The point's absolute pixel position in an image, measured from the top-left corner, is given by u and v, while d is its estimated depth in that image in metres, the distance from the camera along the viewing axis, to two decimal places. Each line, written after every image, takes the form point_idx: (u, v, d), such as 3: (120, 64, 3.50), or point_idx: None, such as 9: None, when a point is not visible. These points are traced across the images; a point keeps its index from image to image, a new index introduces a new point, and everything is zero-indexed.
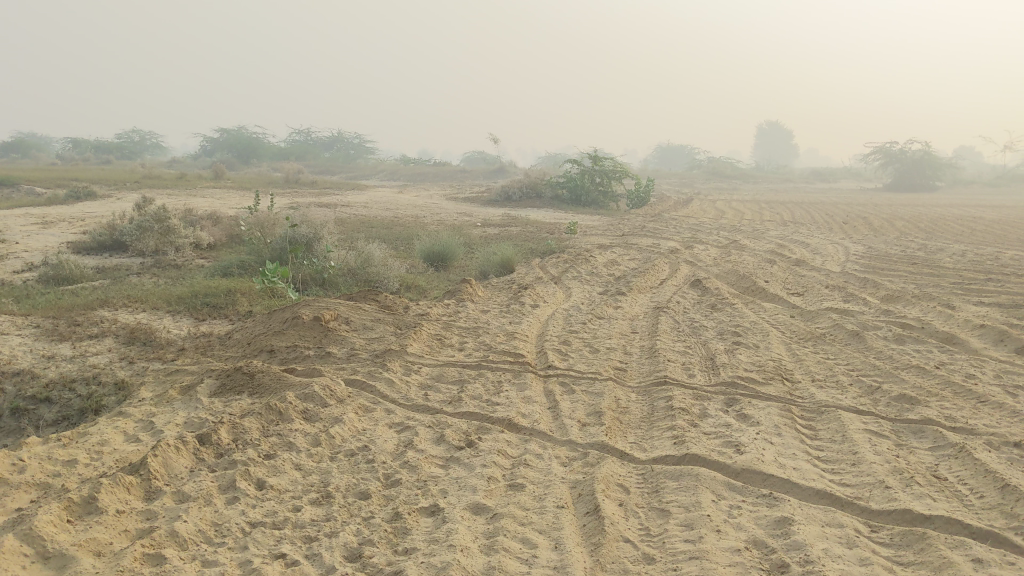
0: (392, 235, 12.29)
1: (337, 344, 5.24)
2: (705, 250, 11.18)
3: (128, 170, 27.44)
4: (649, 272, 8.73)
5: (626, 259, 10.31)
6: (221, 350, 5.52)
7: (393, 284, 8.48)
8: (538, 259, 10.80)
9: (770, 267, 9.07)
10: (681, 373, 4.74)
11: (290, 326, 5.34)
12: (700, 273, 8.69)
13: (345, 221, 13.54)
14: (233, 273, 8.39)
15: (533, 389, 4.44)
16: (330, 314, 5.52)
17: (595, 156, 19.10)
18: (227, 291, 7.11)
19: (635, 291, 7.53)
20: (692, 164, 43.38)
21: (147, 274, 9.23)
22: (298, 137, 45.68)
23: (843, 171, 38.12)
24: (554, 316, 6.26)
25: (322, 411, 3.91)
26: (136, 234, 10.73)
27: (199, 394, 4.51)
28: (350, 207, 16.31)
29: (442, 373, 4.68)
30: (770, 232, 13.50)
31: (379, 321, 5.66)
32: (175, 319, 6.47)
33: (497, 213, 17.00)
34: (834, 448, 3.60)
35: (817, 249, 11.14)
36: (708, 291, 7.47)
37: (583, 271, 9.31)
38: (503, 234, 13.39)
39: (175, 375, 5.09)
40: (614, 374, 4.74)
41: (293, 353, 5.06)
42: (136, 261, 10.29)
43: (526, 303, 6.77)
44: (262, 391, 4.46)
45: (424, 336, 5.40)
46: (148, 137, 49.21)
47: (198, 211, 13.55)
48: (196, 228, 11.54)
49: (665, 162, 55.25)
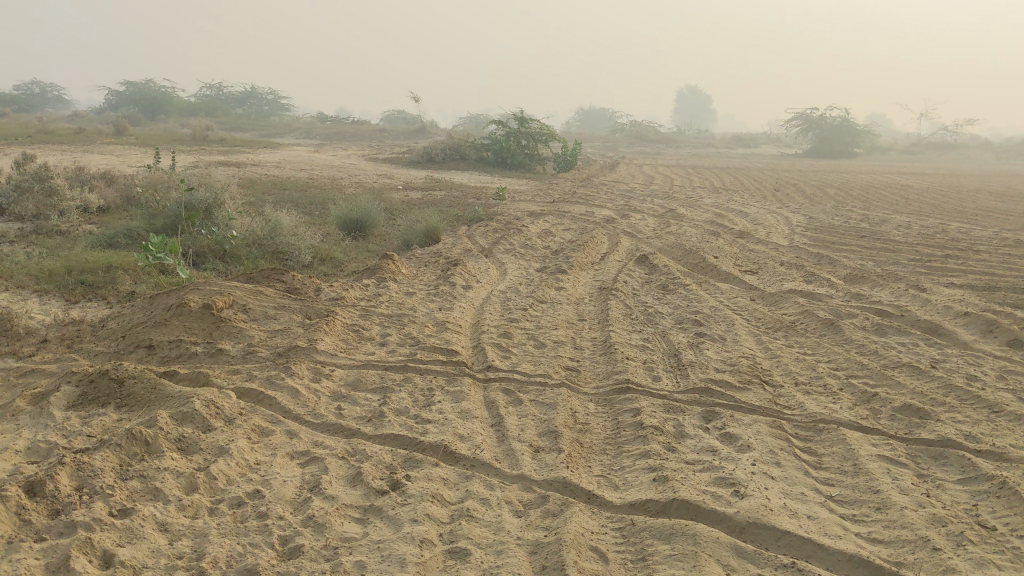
0: (307, 198, 11.31)
1: (233, 339, 4.37)
2: (643, 219, 10.51)
3: (22, 125, 25.65)
4: (588, 246, 7.99)
5: (561, 229, 9.58)
6: (90, 343, 4.59)
7: (305, 257, 7.57)
8: (465, 228, 9.98)
9: (717, 241, 8.42)
10: (644, 376, 4.00)
11: (174, 317, 4.45)
12: (644, 247, 7.99)
13: (254, 182, 12.49)
14: (119, 244, 7.36)
15: (471, 400, 3.65)
16: (224, 301, 4.63)
17: (521, 118, 18.23)
18: (108, 266, 6.11)
19: (576, 268, 6.79)
20: (614, 127, 42.83)
21: (22, 242, 8.14)
22: (209, 92, 43.68)
23: (765, 136, 37.98)
24: (490, 300, 5.47)
25: (203, 438, 3.06)
26: (13, 196, 9.55)
27: (51, 408, 3.60)
28: (262, 167, 15.16)
29: (360, 378, 3.85)
30: (705, 201, 12.89)
31: (284, 308, 4.78)
32: (40, 302, 5.47)
33: (419, 175, 16.06)
34: (849, 483, 2.90)
35: (759, 219, 10.56)
36: (657, 268, 6.77)
37: (516, 243, 8.52)
38: (427, 199, 12.51)
39: (29, 376, 4.15)
40: (566, 378, 3.97)
41: (176, 354, 4.17)
42: (13, 226, 9.14)
43: (456, 282, 5.96)
44: (133, 405, 3.58)
45: (338, 328, 4.55)
46: (48, 89, 46.64)
47: (91, 170, 12.29)
48: (84, 188, 10.38)
49: (589, 124, 54.49)
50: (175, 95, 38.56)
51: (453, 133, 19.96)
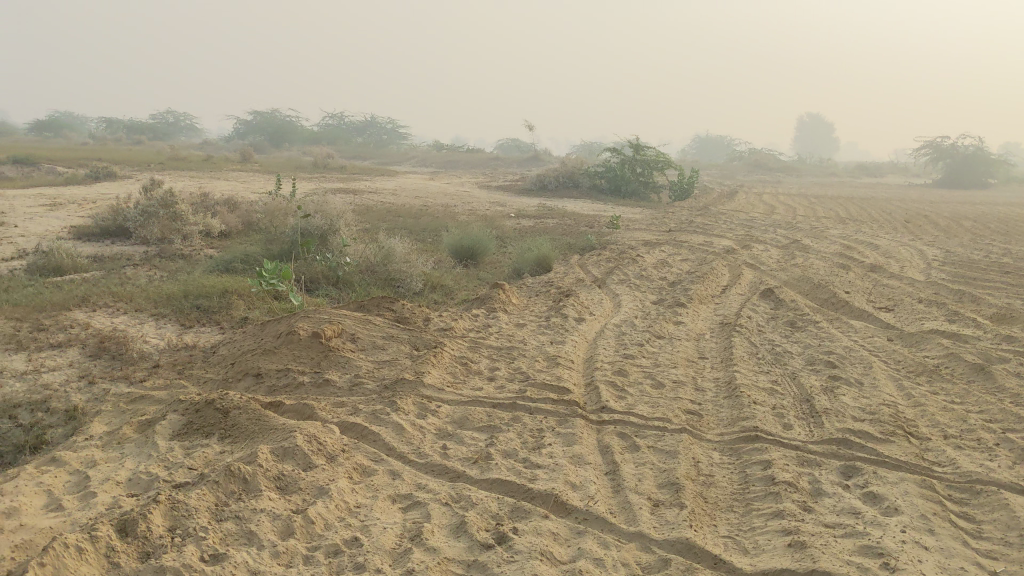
0: (420, 225, 11.31)
1: (340, 368, 4.25)
2: (765, 250, 10.08)
3: (156, 152, 26.90)
4: (707, 277, 7.67)
5: (679, 259, 9.26)
6: (200, 368, 4.55)
7: (416, 284, 7.50)
8: (578, 256, 9.77)
9: (845, 275, 7.96)
10: (773, 426, 3.69)
11: (282, 345, 4.36)
12: (767, 280, 7.62)
13: (370, 209, 12.60)
14: (236, 268, 7.44)
15: (585, 444, 3.41)
16: (333, 330, 4.53)
17: (637, 145, 17.95)
18: (223, 291, 6.14)
19: (695, 301, 6.49)
20: (731, 155, 41.99)
21: (145, 266, 8.35)
22: (331, 121, 44.94)
23: (891, 165, 36.55)
24: (605, 334, 5.23)
25: (303, 476, 2.91)
26: (140, 220, 9.85)
27: (156, 437, 3.54)
28: (378, 194, 15.33)
29: (468, 415, 3.66)
30: (830, 232, 12.33)
31: (392, 339, 4.65)
32: (156, 325, 5.52)
33: (533, 203, 15.95)
34: (1017, 558, 2.53)
35: (890, 252, 9.99)
36: (782, 304, 6.40)
37: (631, 273, 8.26)
38: (540, 227, 12.36)
39: (139, 402, 4.13)
40: (688, 424, 3.69)
41: (282, 383, 4.08)
42: (139, 250, 9.41)
43: (569, 314, 5.74)
44: (237, 436, 3.48)
45: (446, 360, 4.39)
46: (182, 119, 48.88)
47: (215, 196, 12.63)
48: (207, 213, 10.64)
49: (705, 152, 53.68)
50: (299, 124, 39.78)
51: (567, 161, 19.81)
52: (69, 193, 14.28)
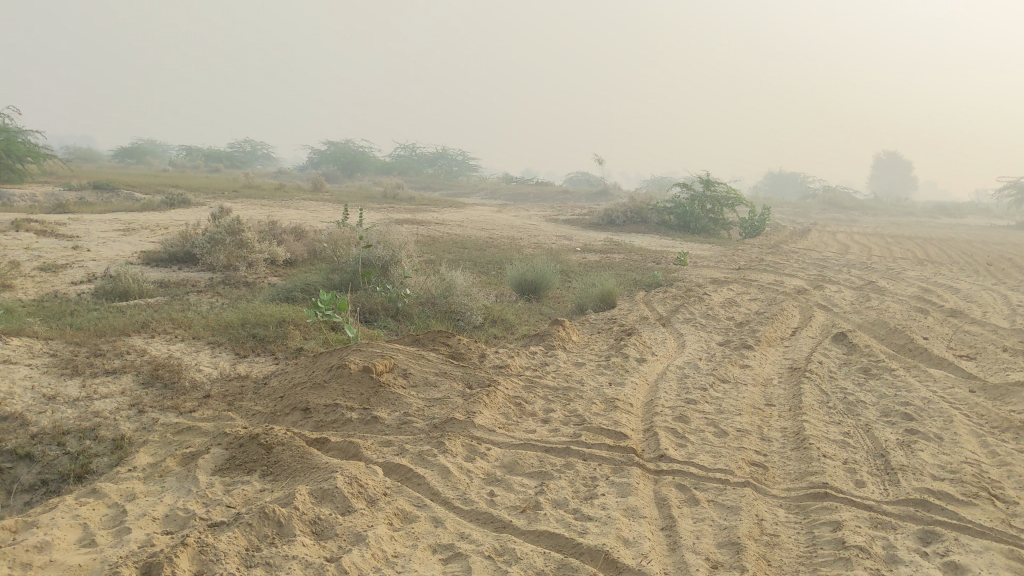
0: (484, 257, 11.23)
1: (390, 405, 4.12)
2: (838, 291, 9.75)
3: (231, 180, 27.47)
4: (777, 319, 7.40)
5: (747, 298, 9.00)
6: (250, 400, 4.48)
7: (476, 318, 7.38)
8: (643, 293, 9.56)
9: (923, 320, 7.61)
10: (844, 483, 3.45)
11: (333, 379, 4.27)
12: (839, 323, 7.32)
13: (435, 240, 12.58)
14: (297, 297, 7.43)
15: (641, 495, 3.22)
16: (385, 365, 4.41)
17: (707, 181, 17.67)
18: (280, 320, 6.09)
19: (763, 344, 6.23)
20: (804, 193, 41.28)
21: (209, 293, 8.40)
22: (403, 152, 45.48)
23: (972, 205, 35.50)
24: (667, 377, 5.02)
25: (340, 521, 2.78)
26: (207, 247, 9.94)
27: (198, 472, 3.45)
28: (444, 225, 15.32)
29: (519, 459, 3.50)
30: (907, 273, 11.91)
31: (445, 375, 4.52)
32: (211, 354, 5.48)
33: (600, 237, 15.78)
34: None
35: (971, 296, 9.56)
36: (856, 348, 6.11)
37: (697, 312, 8.03)
38: (606, 262, 12.18)
39: (186, 433, 4.07)
40: (752, 477, 3.47)
41: (330, 419, 3.97)
42: (204, 276, 9.49)
43: (630, 353, 5.55)
44: (278, 474, 3.37)
45: (500, 399, 4.24)
46: (259, 148, 49.96)
47: (283, 223, 12.75)
48: (273, 241, 10.70)
49: (777, 189, 52.86)
50: (371, 155, 40.31)
51: (635, 196, 19.61)
52: (144, 218, 14.57)
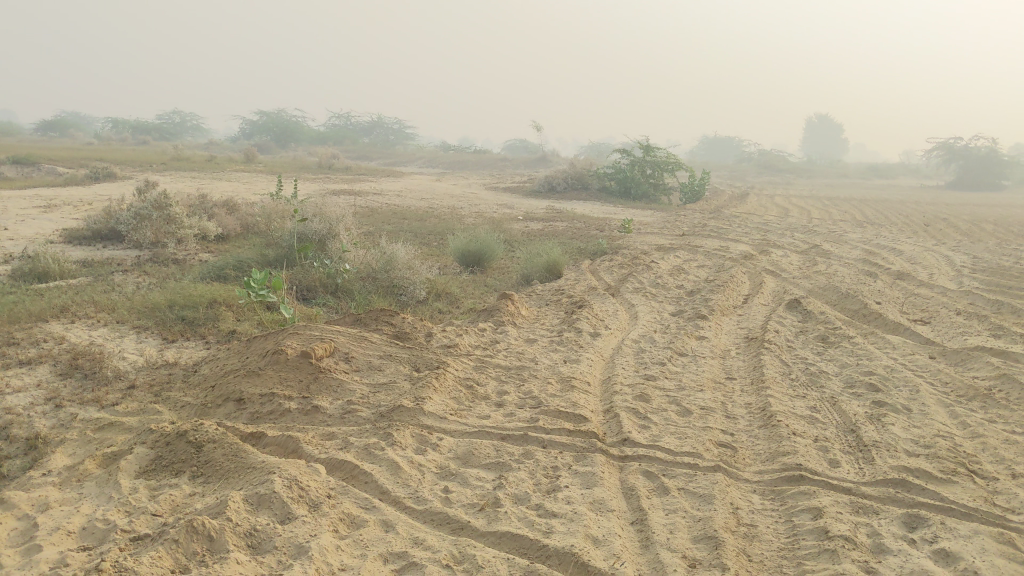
0: (425, 228, 10.91)
1: (331, 393, 3.83)
2: (785, 255, 9.65)
3: (159, 153, 26.61)
4: (728, 286, 7.23)
5: (695, 265, 8.84)
6: (178, 391, 4.15)
7: (419, 292, 7.09)
8: (589, 262, 9.35)
9: (873, 284, 7.52)
10: (818, 464, 3.26)
11: (268, 366, 3.96)
12: (791, 289, 7.19)
13: (373, 212, 12.21)
14: (229, 275, 7.04)
15: (607, 486, 2.99)
16: (324, 349, 4.11)
17: (647, 146, 17.52)
18: (212, 301, 5.72)
19: (717, 313, 6.06)
20: (740, 157, 41.55)
21: (135, 273, 7.95)
22: (338, 122, 44.62)
23: (903, 166, 36.01)
24: (622, 352, 4.80)
25: (280, 531, 2.50)
26: (133, 223, 9.45)
27: (120, 475, 3.13)
28: (382, 196, 14.92)
29: (473, 450, 3.24)
30: (850, 236, 11.89)
31: (390, 358, 4.23)
32: (136, 340, 5.10)
33: (541, 205, 15.54)
34: None
35: (915, 258, 9.54)
36: (811, 315, 5.98)
37: (646, 281, 7.84)
38: (549, 230, 11.95)
39: (109, 429, 3.73)
40: (721, 461, 3.27)
41: (266, 411, 3.67)
42: (131, 255, 9.02)
43: (583, 327, 5.32)
44: (210, 476, 3.07)
45: (450, 383, 3.97)
46: (188, 119, 48.64)
47: (213, 197, 12.24)
48: (203, 216, 10.23)
49: (714, 153, 53.14)
50: (304, 125, 39.43)
51: (575, 162, 19.38)
52: (65, 194, 13.92)
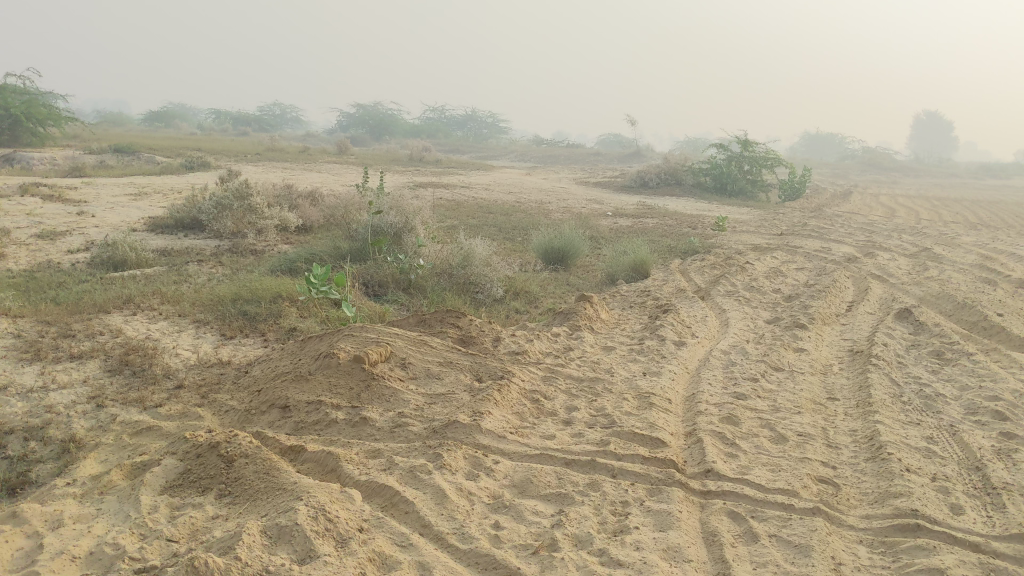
0: (510, 223, 10.56)
1: (383, 403, 3.49)
2: (892, 259, 8.97)
3: (257, 143, 26.92)
4: (830, 291, 6.67)
5: (794, 268, 8.26)
6: (225, 394, 3.87)
7: (496, 291, 6.74)
8: (679, 261, 8.86)
9: (992, 293, 6.84)
10: (938, 510, 2.76)
11: (318, 370, 3.64)
12: (900, 296, 6.58)
13: (458, 205, 11.92)
14: (301, 267, 6.80)
15: (686, 529, 2.56)
16: (380, 353, 3.77)
17: (745, 142, 16.81)
18: (276, 295, 5.46)
19: (817, 322, 5.53)
20: (843, 154, 40.04)
21: (211, 263, 7.80)
22: (432, 115, 44.75)
23: (1020, 166, 34.04)
24: (710, 365, 4.34)
25: (295, 572, 2.15)
26: (214, 213, 9.34)
27: (142, 490, 2.84)
28: (469, 189, 14.65)
29: (532, 477, 2.85)
30: (964, 239, 11.07)
31: (451, 365, 3.87)
32: (194, 335, 4.86)
33: (631, 201, 15.03)
34: None
35: None
36: (924, 327, 5.39)
37: (740, 283, 7.31)
38: (638, 227, 11.46)
39: (145, 435, 3.46)
40: (822, 503, 2.80)
41: (311, 420, 3.35)
42: (211, 245, 8.90)
43: (668, 335, 4.88)
44: (237, 495, 2.75)
45: (513, 396, 3.58)
46: (289, 112, 49.51)
47: (299, 188, 12.13)
48: (286, 207, 10.09)
49: (815, 149, 51.44)
50: (399, 118, 39.59)
51: (668, 157, 18.77)
52: (158, 182, 14.05)
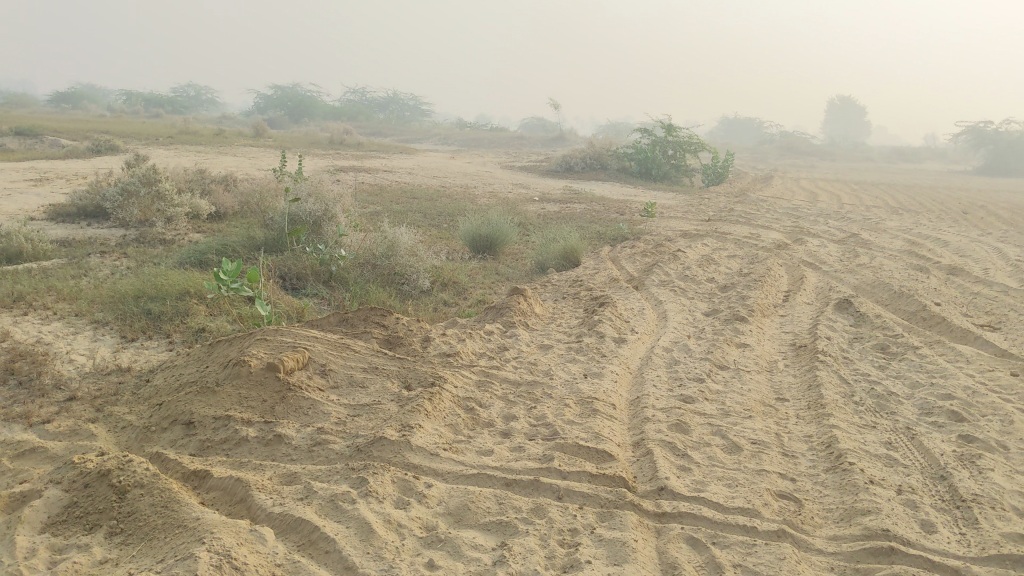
0: (434, 209, 10.20)
1: (301, 417, 3.14)
2: (821, 245, 8.90)
3: (169, 126, 25.91)
4: (765, 280, 6.50)
5: (726, 256, 8.12)
6: (123, 408, 3.47)
7: (423, 282, 6.41)
8: (609, 249, 8.64)
9: (925, 280, 6.77)
10: (910, 529, 2.55)
11: (228, 380, 3.28)
12: (835, 285, 6.46)
13: (380, 191, 11.51)
14: (212, 260, 6.35)
15: (644, 561, 2.30)
16: (297, 360, 3.42)
17: (669, 126, 16.71)
18: (184, 292, 5.04)
19: (756, 314, 5.34)
20: (762, 138, 40.49)
21: (115, 255, 7.27)
22: (353, 98, 43.92)
23: (931, 150, 34.84)
24: (652, 364, 4.09)
25: None
26: (119, 200, 8.78)
27: (18, 528, 2.44)
28: (390, 173, 14.24)
29: (469, 504, 2.55)
30: (887, 224, 11.11)
31: (376, 371, 3.54)
32: (90, 338, 4.41)
33: (557, 186, 14.80)
34: None
35: (963, 250, 8.76)
36: (865, 318, 5.25)
37: (673, 272, 7.12)
38: (566, 213, 11.23)
39: (28, 457, 3.04)
40: (786, 525, 2.56)
41: (219, 439, 2.99)
42: (116, 234, 8.34)
43: (607, 331, 4.62)
44: (130, 534, 2.38)
45: (445, 405, 3.28)
46: (204, 93, 48.05)
47: (212, 173, 11.56)
48: (197, 193, 9.55)
49: (735, 133, 52.02)
50: (318, 100, 38.69)
51: (593, 142, 18.59)
52: (59, 167, 13.28)
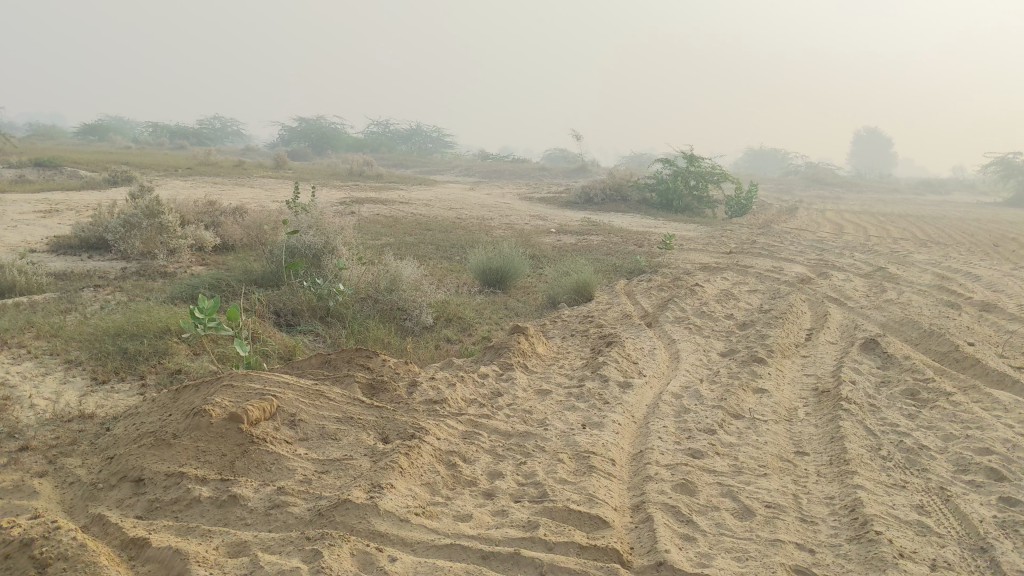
0: (447, 241, 9.92)
1: (262, 474, 2.84)
2: (847, 279, 8.52)
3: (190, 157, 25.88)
4: (786, 317, 6.14)
5: (747, 291, 7.76)
6: (75, 460, 3.17)
7: (425, 318, 6.11)
8: (625, 283, 8.30)
9: (957, 318, 6.37)
10: None
11: (185, 432, 2.97)
12: (862, 323, 6.08)
13: (394, 222, 11.26)
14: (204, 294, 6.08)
15: None
16: (263, 410, 3.12)
17: (691, 157, 16.39)
18: (165, 330, 4.76)
19: (776, 355, 4.98)
20: (787, 168, 40.02)
21: (110, 289, 7.03)
22: (376, 129, 44.02)
23: (960, 182, 34.24)
24: (660, 412, 3.75)
25: None
26: (120, 231, 8.56)
27: None
28: (406, 205, 14.00)
29: None
30: (916, 257, 10.70)
31: (352, 422, 3.24)
32: (59, 380, 4.12)
33: (576, 217, 14.51)
34: None
35: (997, 286, 8.34)
36: (893, 359, 4.88)
37: (690, 308, 6.78)
38: (583, 245, 10.91)
39: None
40: None
41: (169, 498, 2.68)
42: (116, 268, 8.09)
43: (613, 374, 4.29)
44: None
45: (423, 461, 2.96)
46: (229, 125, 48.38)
47: (223, 204, 11.36)
48: (203, 225, 9.33)
49: (759, 164, 51.62)
50: (341, 132, 38.75)
51: (614, 172, 18.29)
52: (72, 198, 13.13)
